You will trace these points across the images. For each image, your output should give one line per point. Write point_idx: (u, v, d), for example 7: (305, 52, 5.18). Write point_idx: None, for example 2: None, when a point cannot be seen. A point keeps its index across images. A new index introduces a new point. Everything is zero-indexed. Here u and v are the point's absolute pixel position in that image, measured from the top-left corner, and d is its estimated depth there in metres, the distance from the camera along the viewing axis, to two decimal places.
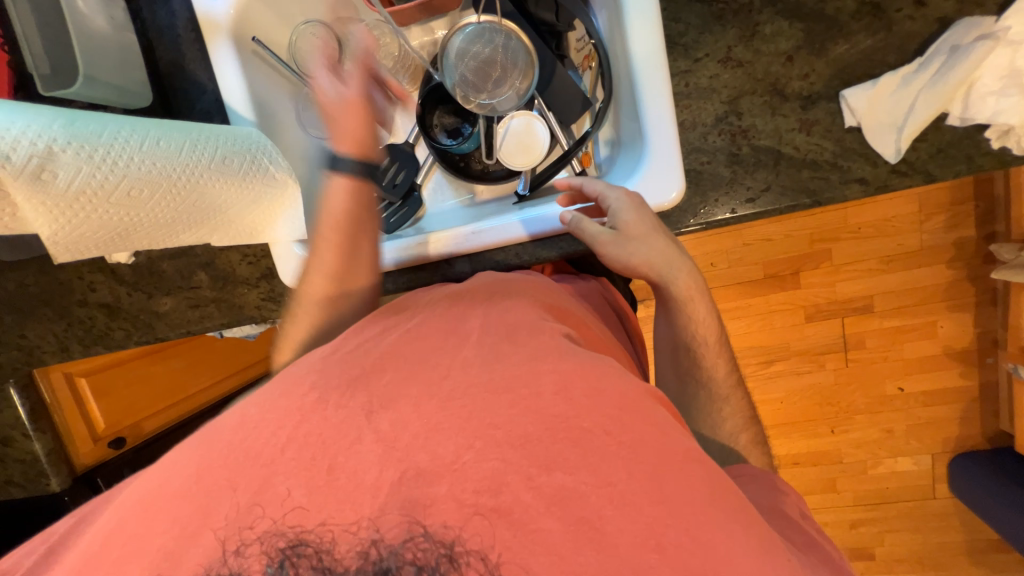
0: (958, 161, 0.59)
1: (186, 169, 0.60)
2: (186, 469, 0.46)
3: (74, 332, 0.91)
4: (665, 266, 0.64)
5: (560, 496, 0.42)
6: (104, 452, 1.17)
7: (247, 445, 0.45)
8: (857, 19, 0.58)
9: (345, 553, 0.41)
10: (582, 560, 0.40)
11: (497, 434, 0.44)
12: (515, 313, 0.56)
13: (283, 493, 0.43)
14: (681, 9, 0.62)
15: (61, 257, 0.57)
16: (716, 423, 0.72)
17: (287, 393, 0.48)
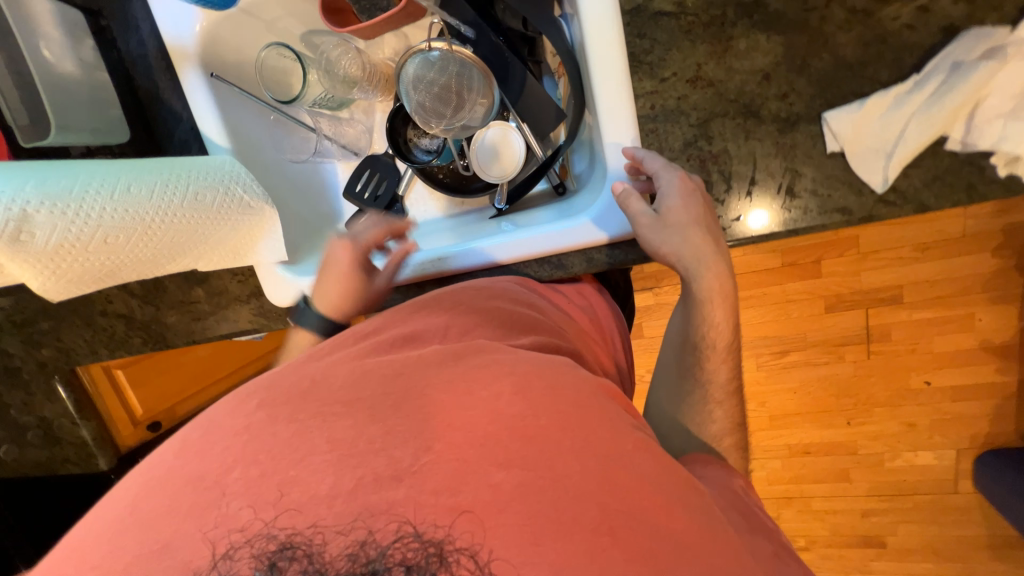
0: (957, 189, 0.53)
1: (159, 212, 0.64)
2: (130, 503, 0.44)
3: (100, 337, 1.01)
4: (695, 260, 0.59)
5: (523, 490, 0.41)
6: (144, 434, 1.31)
7: (196, 467, 0.44)
8: (846, 30, 0.52)
9: (335, 554, 0.38)
10: (542, 549, 0.39)
11: (457, 437, 0.43)
12: (467, 328, 0.58)
13: (230, 512, 0.41)
14: (646, 23, 0.56)
15: (57, 298, 0.63)
16: (701, 419, 0.65)
17: (235, 413, 0.47)
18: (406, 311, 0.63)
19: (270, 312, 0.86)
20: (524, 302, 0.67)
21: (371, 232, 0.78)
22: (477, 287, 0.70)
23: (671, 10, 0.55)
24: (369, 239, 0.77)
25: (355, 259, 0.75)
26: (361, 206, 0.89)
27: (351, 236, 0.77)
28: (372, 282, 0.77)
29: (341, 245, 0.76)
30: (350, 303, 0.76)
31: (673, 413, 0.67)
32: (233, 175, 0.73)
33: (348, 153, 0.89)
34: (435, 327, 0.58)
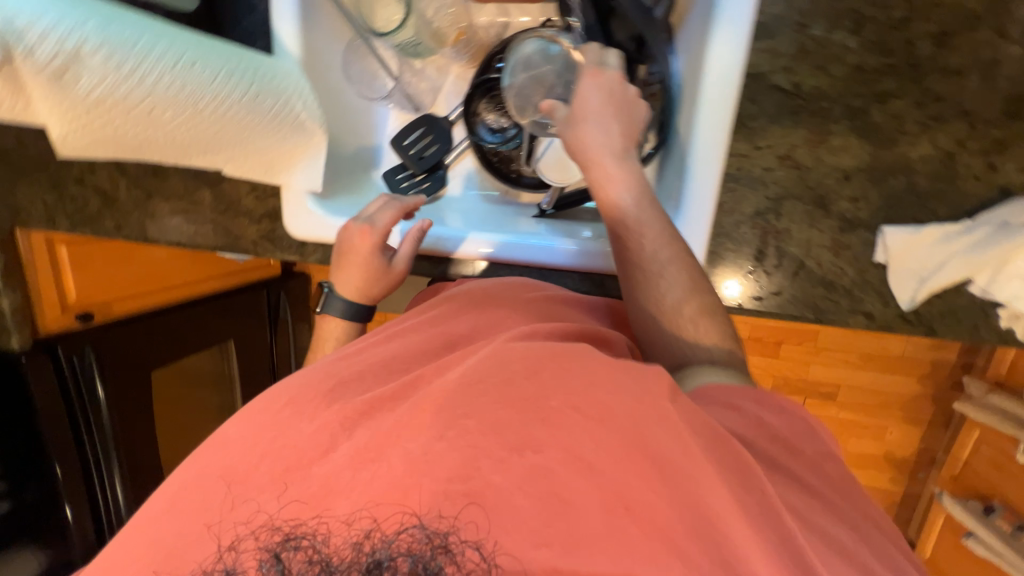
0: (963, 326, 0.60)
1: (215, 100, 0.58)
2: (171, 496, 0.49)
3: (64, 206, 0.89)
4: (598, 161, 0.63)
5: (532, 476, 0.42)
6: (70, 324, 1.15)
7: (223, 462, 0.49)
8: (926, 162, 0.57)
9: (338, 545, 0.42)
10: (551, 531, 0.41)
11: (468, 424, 0.45)
12: (502, 325, 0.62)
13: (240, 511, 0.45)
14: (760, 91, 0.59)
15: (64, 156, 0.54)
16: (680, 330, 0.60)
17: (261, 409, 0.51)
18: (437, 313, 0.68)
19: (281, 240, 0.80)
20: (544, 299, 0.69)
21: (384, 217, 0.74)
22: (505, 282, 0.74)
23: (787, 88, 0.58)
24: (385, 225, 0.73)
25: (371, 245, 0.73)
26: (405, 161, 0.87)
27: (364, 218, 0.74)
28: (388, 264, 0.76)
29: (357, 229, 0.73)
30: (370, 287, 0.76)
31: (662, 339, 0.61)
32: (297, 88, 0.67)
33: (408, 107, 0.86)
34: (478, 325, 0.63)
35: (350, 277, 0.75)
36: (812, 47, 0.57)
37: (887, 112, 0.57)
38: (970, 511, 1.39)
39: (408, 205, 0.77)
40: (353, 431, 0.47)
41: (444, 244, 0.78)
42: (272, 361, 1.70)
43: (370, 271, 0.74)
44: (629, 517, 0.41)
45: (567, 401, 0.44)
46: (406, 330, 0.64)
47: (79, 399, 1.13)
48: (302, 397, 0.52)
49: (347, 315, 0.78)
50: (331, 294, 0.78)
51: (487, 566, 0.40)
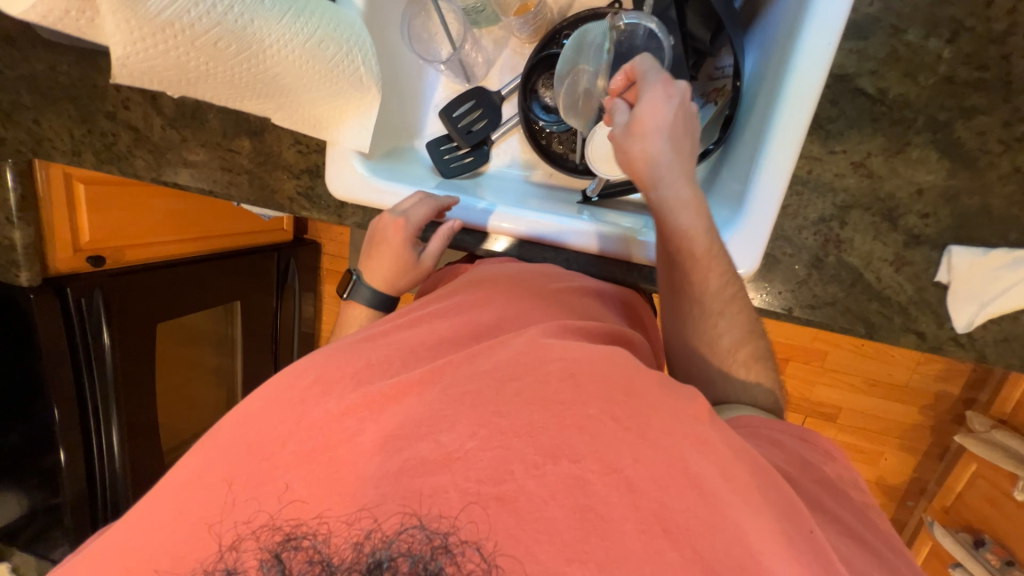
0: (1015, 354, 0.60)
1: (279, 39, 0.56)
2: (185, 479, 0.48)
3: (92, 141, 0.85)
4: (667, 181, 0.58)
5: (568, 484, 0.41)
6: (81, 265, 1.11)
7: (240, 443, 0.48)
8: (1003, 183, 0.56)
9: (342, 546, 0.41)
10: (587, 549, 0.39)
11: (500, 424, 0.44)
12: (525, 314, 0.58)
13: (244, 506, 0.45)
14: (843, 94, 0.58)
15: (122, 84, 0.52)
16: (720, 355, 0.60)
17: (281, 389, 0.50)
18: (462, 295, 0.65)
19: (320, 200, 0.78)
20: (573, 292, 0.65)
21: (417, 212, 0.71)
22: (530, 270, 0.70)
23: (872, 93, 0.57)
24: (418, 221, 0.71)
25: (402, 239, 0.71)
26: (451, 132, 0.84)
27: (398, 211, 0.71)
28: (416, 259, 0.75)
29: (390, 221, 0.71)
30: (398, 278, 0.75)
31: (690, 351, 0.62)
32: (358, 39, 0.62)
33: (461, 77, 0.84)
34: (505, 314, 0.58)
35: (381, 269, 0.75)
36: (904, 53, 0.55)
37: (970, 129, 0.56)
38: (961, 543, 1.41)
39: (442, 202, 0.73)
40: (378, 416, 0.47)
41: (469, 219, 0.75)
42: (274, 327, 1.66)
43: (401, 265, 0.74)
44: (665, 537, 0.40)
45: (606, 409, 0.43)
46: (430, 316, 0.60)
47: (82, 344, 1.09)
48: (329, 374, 0.50)
49: (372, 304, 0.77)
50: (360, 282, 0.77)
51: (488, 568, 0.39)
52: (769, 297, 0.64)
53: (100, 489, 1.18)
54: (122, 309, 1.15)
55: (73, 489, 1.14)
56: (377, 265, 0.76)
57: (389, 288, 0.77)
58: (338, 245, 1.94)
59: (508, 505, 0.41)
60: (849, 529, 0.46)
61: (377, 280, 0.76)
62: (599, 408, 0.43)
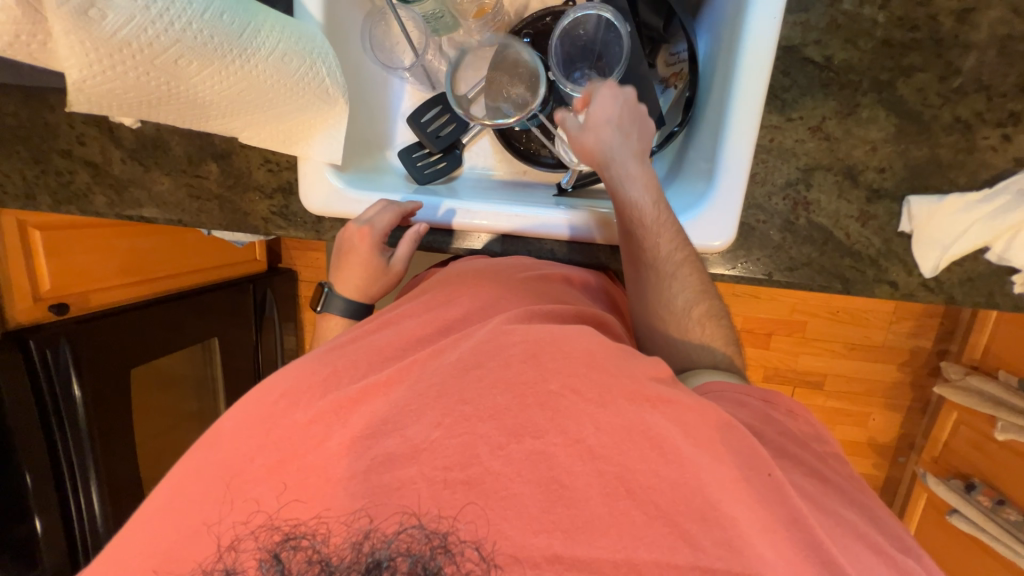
0: (980, 293, 0.63)
1: (242, 54, 0.55)
2: (165, 504, 0.47)
3: (47, 182, 0.81)
4: (618, 162, 0.63)
5: (530, 460, 0.42)
6: (43, 316, 1.06)
7: (224, 462, 0.47)
8: (948, 133, 0.60)
9: (338, 547, 0.41)
10: (551, 517, 0.41)
11: (465, 409, 0.44)
12: (496, 304, 0.58)
13: (224, 521, 0.45)
14: (793, 64, 0.61)
15: (77, 108, 0.50)
16: (684, 325, 0.61)
17: (258, 402, 0.48)
18: (427, 294, 0.63)
19: (296, 216, 0.76)
20: (543, 278, 0.66)
21: (382, 220, 0.70)
22: (499, 262, 0.70)
23: (818, 61, 0.60)
24: (384, 228, 0.70)
25: (370, 247, 0.71)
26: (421, 139, 0.84)
27: (363, 219, 0.71)
28: (387, 264, 0.75)
29: (355, 231, 0.71)
30: (370, 286, 0.76)
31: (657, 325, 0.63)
32: (321, 51, 0.63)
33: (425, 84, 0.85)
34: (472, 307, 0.57)
35: (350, 275, 0.75)
36: (843, 21, 0.59)
37: (912, 85, 0.60)
38: (954, 490, 1.46)
39: (409, 209, 0.72)
40: (345, 419, 0.46)
41: (430, 217, 0.75)
42: (256, 360, 1.58)
43: (370, 272, 0.74)
44: (628, 497, 0.41)
45: (567, 383, 0.43)
46: (400, 316, 0.58)
47: (50, 395, 1.03)
48: (300, 395, 0.48)
49: (346, 314, 0.78)
50: (330, 292, 0.78)
51: (487, 566, 0.40)
52: (748, 264, 0.66)
53: (82, 552, 1.10)
54: (91, 360, 1.08)
55: (54, 555, 1.05)
56: (346, 274, 0.76)
57: (362, 295, 0.77)
58: (315, 270, 1.90)
59: (524, 486, 0.41)
60: (814, 472, 0.48)
61: (348, 288, 0.76)
62: (603, 382, 0.43)
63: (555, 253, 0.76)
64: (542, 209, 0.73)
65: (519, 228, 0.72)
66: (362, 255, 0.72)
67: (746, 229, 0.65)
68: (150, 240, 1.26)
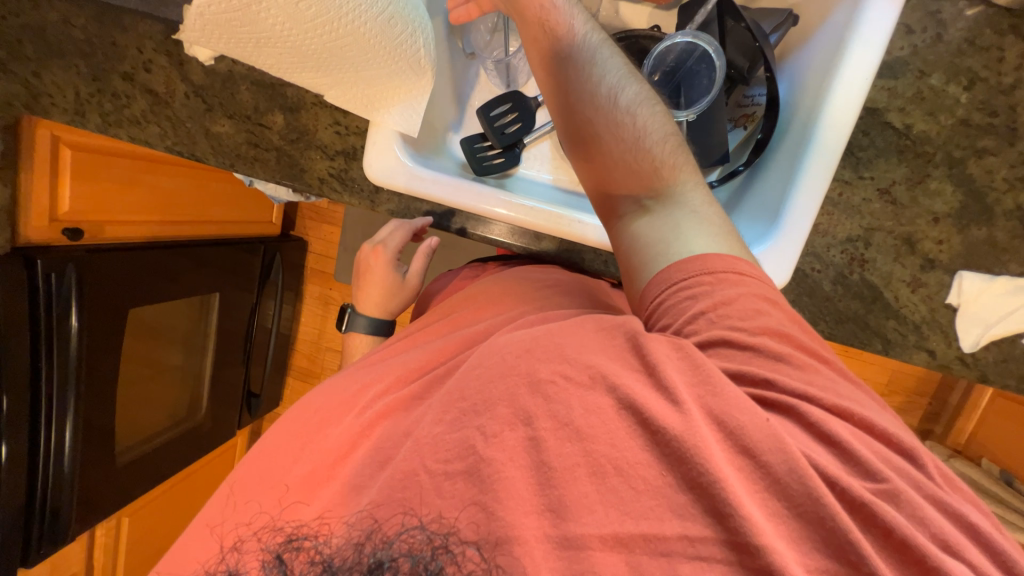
0: (1013, 375, 0.66)
1: (354, 10, 0.56)
2: (224, 487, 0.52)
3: (100, 102, 0.79)
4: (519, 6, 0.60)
5: (569, 476, 0.40)
6: (55, 237, 1.01)
7: (270, 470, 0.50)
8: (1007, 218, 0.63)
9: (340, 546, 0.38)
10: (543, 499, 0.40)
11: (488, 402, 0.42)
12: (517, 317, 0.59)
13: (256, 514, 0.47)
14: (873, 125, 0.63)
15: (193, 29, 0.54)
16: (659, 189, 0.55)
17: (292, 417, 0.55)
18: (456, 312, 0.68)
19: (353, 183, 0.76)
20: (564, 288, 0.66)
21: (393, 239, 0.81)
22: (523, 275, 0.71)
23: (898, 128, 0.63)
24: (394, 246, 0.81)
25: (384, 262, 0.81)
26: (486, 131, 0.84)
27: (376, 240, 0.82)
28: (401, 279, 0.85)
29: (370, 250, 0.83)
30: (387, 301, 0.85)
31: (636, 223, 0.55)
32: (422, 24, 0.64)
33: (503, 80, 0.87)
34: (492, 322, 0.59)
35: (370, 296, 0.86)
36: (928, 94, 0.62)
37: (982, 167, 0.62)
38: None
39: (416, 223, 0.78)
40: (370, 433, 0.48)
41: (462, 204, 0.72)
42: (247, 324, 1.54)
43: (389, 289, 0.84)
44: (615, 475, 0.40)
45: (557, 370, 0.42)
46: (427, 335, 0.64)
47: (45, 320, 0.96)
48: (333, 413, 0.53)
49: (369, 326, 0.85)
50: (354, 310, 0.86)
51: (488, 568, 0.38)
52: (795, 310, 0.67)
53: (39, 497, 1.03)
54: (95, 295, 1.03)
55: (11, 496, 0.98)
56: (368, 296, 0.86)
57: (383, 310, 0.85)
58: (325, 243, 1.86)
59: (590, 491, 0.40)
60: None
61: (370, 306, 0.85)
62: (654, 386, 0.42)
63: (606, 264, 0.75)
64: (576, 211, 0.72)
65: (557, 230, 0.71)
66: (380, 273, 0.83)
67: (800, 273, 0.67)
68: (174, 180, 1.23)
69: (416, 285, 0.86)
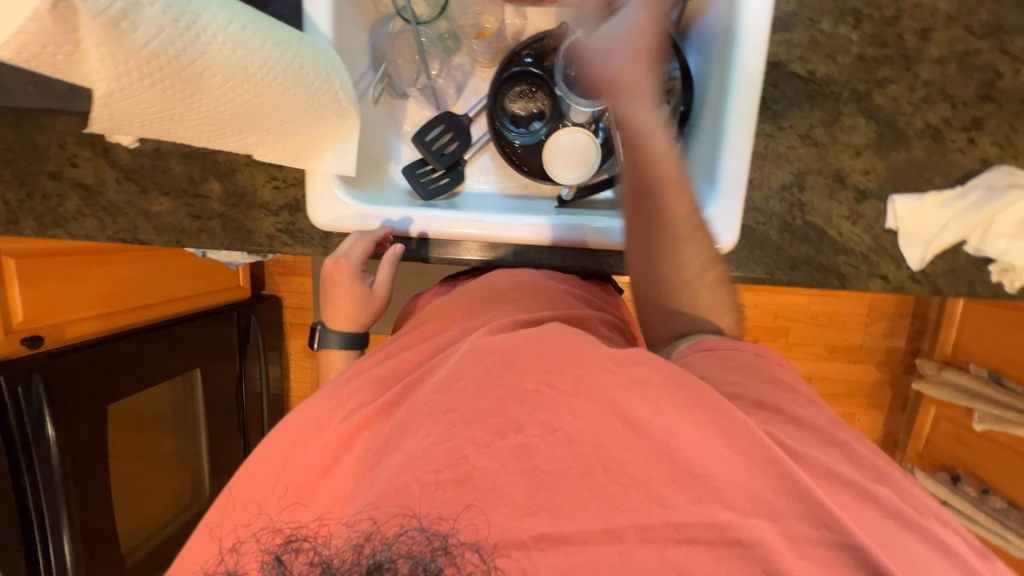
0: (962, 282, 0.68)
1: (261, 66, 0.56)
2: (207, 519, 0.49)
3: (32, 206, 0.78)
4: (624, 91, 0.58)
5: (530, 466, 0.41)
6: (14, 349, 0.98)
7: (260, 487, 0.49)
8: (920, 137, 0.66)
9: (341, 546, 0.38)
10: (537, 502, 0.40)
11: (468, 418, 0.43)
12: (489, 319, 0.61)
13: (236, 527, 0.47)
14: (780, 78, 0.67)
15: (99, 123, 0.49)
16: (689, 284, 0.59)
17: (281, 428, 0.52)
18: (428, 324, 0.66)
19: (302, 233, 0.76)
20: (540, 290, 0.67)
21: (357, 251, 0.71)
22: (491, 282, 0.71)
23: (802, 75, 0.66)
24: (358, 258, 0.71)
25: (349, 277, 0.71)
26: (425, 156, 0.85)
27: (337, 253, 0.72)
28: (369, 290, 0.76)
29: (331, 264, 0.72)
30: (357, 315, 0.77)
31: (671, 301, 0.60)
32: (334, 67, 0.65)
33: (432, 104, 0.88)
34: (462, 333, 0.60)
35: (337, 308, 0.76)
36: (822, 39, 0.65)
37: (887, 95, 0.66)
38: (941, 482, 1.52)
39: (376, 233, 0.72)
40: (351, 446, 0.48)
41: (426, 231, 0.75)
42: (236, 396, 1.50)
43: (356, 301, 0.75)
44: (604, 474, 0.41)
45: (543, 380, 0.44)
46: (397, 350, 0.62)
47: (20, 436, 0.94)
48: (313, 428, 0.51)
49: (343, 346, 0.78)
50: (321, 329, 0.78)
51: (487, 568, 0.38)
52: (750, 265, 0.69)
53: None
54: (68, 399, 1.00)
55: None
56: (334, 309, 0.77)
57: (354, 324, 0.77)
58: (300, 296, 1.85)
59: (582, 484, 0.40)
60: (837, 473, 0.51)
61: (337, 322, 0.77)
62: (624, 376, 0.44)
63: (565, 259, 0.76)
64: (535, 218, 0.74)
65: (514, 238, 0.73)
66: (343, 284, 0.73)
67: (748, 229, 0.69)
68: (130, 266, 1.22)
69: (387, 293, 0.77)
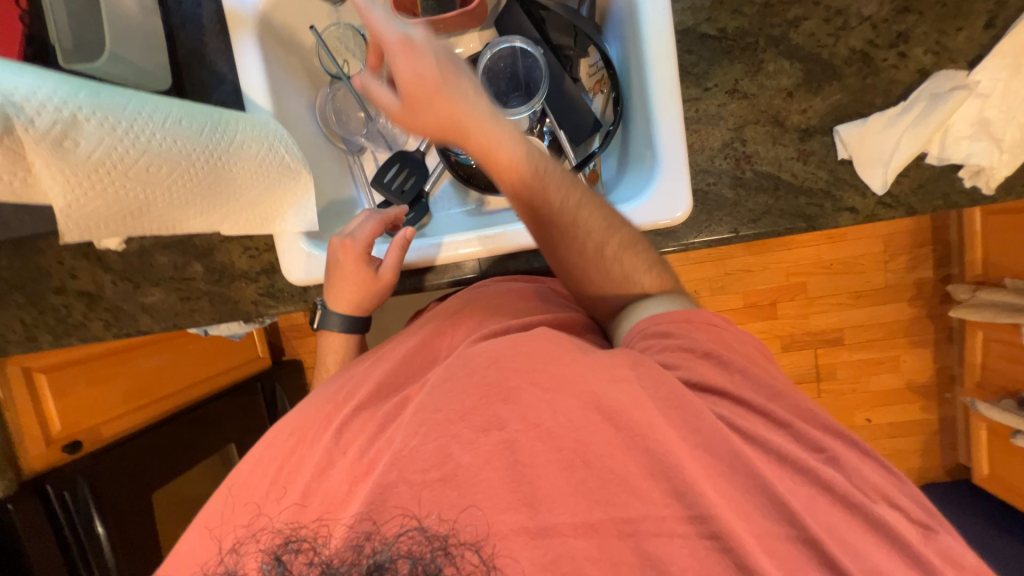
0: (936, 196, 0.66)
1: (205, 150, 0.61)
2: (204, 521, 0.48)
3: (45, 320, 0.85)
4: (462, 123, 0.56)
5: (509, 462, 0.41)
6: (57, 457, 1.05)
7: (250, 484, 0.48)
8: (849, 65, 0.66)
9: (339, 548, 0.38)
10: (517, 495, 0.40)
11: (439, 416, 0.43)
12: (474, 329, 0.59)
13: (233, 527, 0.46)
14: (693, 42, 0.68)
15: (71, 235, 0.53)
16: (603, 265, 0.60)
17: (275, 433, 0.52)
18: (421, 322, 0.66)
19: (282, 292, 0.80)
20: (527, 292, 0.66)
21: (366, 230, 0.74)
22: (480, 288, 0.69)
23: (714, 34, 0.67)
24: (366, 238, 0.73)
25: (355, 258, 0.72)
26: (388, 196, 0.89)
27: (345, 233, 0.74)
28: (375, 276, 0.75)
29: (338, 245, 0.73)
30: (361, 300, 0.76)
31: (595, 283, 0.61)
32: (276, 135, 0.71)
33: (383, 144, 0.92)
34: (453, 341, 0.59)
35: (341, 287, 0.75)
36: None
37: (804, 33, 0.66)
38: (1008, 410, 1.40)
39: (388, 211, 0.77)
40: (344, 448, 0.48)
41: (429, 258, 0.75)
42: None
43: (360, 281, 0.74)
44: (583, 467, 0.41)
45: (528, 377, 0.44)
46: (392, 349, 0.63)
47: (70, 535, 0.99)
48: (309, 429, 0.51)
49: (343, 327, 0.78)
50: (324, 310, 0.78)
51: (487, 568, 0.38)
52: (713, 227, 0.68)
53: None
54: (112, 495, 1.06)
55: None
56: (335, 289, 0.76)
57: (355, 306, 0.76)
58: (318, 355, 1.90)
59: (556, 470, 0.41)
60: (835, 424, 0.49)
61: (338, 303, 0.76)
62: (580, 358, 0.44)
63: (531, 262, 0.76)
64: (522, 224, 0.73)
65: (512, 247, 0.72)
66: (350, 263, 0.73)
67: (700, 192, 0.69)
68: (154, 358, 1.28)
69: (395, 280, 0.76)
